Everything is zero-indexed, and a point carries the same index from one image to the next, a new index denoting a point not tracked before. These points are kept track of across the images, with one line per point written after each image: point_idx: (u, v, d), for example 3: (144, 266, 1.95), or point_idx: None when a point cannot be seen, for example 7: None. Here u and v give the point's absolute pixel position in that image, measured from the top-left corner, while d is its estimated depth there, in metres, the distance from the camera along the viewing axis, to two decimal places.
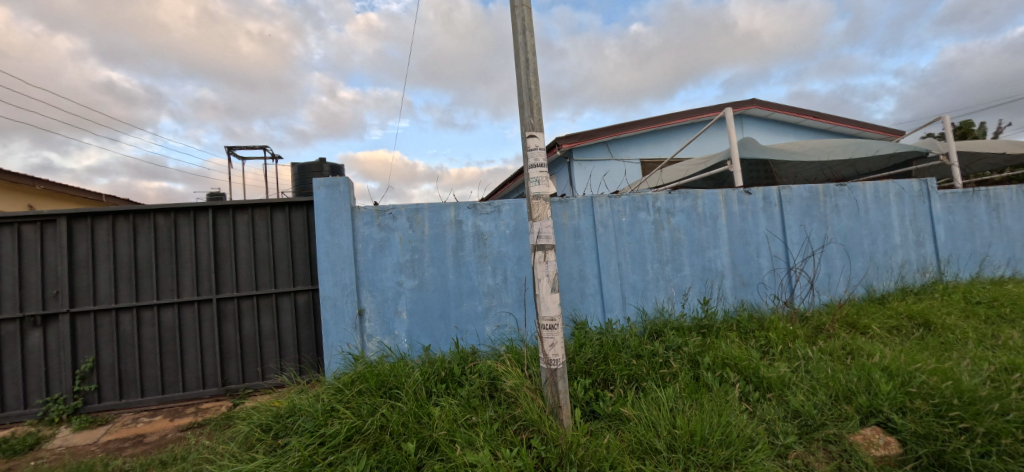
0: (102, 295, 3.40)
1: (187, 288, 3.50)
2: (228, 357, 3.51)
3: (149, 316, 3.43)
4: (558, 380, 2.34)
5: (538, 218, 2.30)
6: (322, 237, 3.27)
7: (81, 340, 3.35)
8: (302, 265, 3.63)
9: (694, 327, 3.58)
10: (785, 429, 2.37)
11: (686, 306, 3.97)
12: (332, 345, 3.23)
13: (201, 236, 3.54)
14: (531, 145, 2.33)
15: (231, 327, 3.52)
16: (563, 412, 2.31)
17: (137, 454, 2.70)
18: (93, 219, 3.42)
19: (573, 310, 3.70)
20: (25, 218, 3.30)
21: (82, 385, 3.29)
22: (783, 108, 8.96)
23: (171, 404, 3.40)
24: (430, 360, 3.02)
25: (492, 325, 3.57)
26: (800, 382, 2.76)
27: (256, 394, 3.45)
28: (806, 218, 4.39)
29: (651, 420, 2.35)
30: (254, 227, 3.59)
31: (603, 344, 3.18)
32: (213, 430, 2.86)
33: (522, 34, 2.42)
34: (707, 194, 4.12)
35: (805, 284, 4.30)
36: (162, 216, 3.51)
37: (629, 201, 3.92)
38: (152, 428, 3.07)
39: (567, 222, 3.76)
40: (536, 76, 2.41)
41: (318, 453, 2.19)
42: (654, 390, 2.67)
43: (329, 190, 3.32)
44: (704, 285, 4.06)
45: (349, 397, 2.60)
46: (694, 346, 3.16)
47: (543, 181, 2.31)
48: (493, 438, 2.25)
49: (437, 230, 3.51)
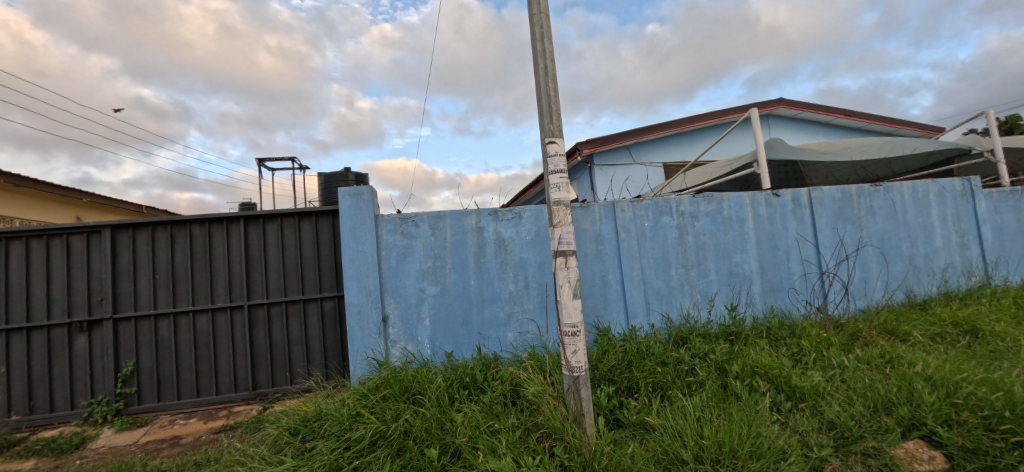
0: (142, 302, 3.57)
1: (221, 295, 3.63)
2: (259, 362, 3.62)
3: (186, 322, 3.58)
4: (581, 386, 2.31)
5: (559, 224, 2.29)
6: (347, 245, 3.34)
7: (123, 345, 3.51)
8: (328, 272, 3.72)
9: (721, 334, 3.49)
10: (821, 441, 2.26)
11: (713, 312, 3.87)
12: (357, 350, 3.28)
13: (234, 245, 3.67)
14: (551, 151, 2.32)
15: (261, 333, 3.63)
16: (586, 420, 2.29)
17: (174, 455, 2.80)
18: (135, 229, 3.61)
19: (596, 316, 3.66)
20: (73, 228, 3.51)
21: (124, 388, 3.46)
22: (813, 107, 8.71)
23: (206, 406, 3.52)
24: (453, 366, 3.03)
25: (514, 332, 3.56)
26: (836, 392, 2.65)
27: (285, 398, 3.54)
28: (838, 220, 4.23)
29: (677, 430, 2.29)
30: (284, 235, 3.71)
31: (627, 351, 3.12)
32: (245, 433, 2.95)
33: (541, 41, 2.42)
34: (733, 197, 4.01)
35: (839, 290, 4.13)
36: (197, 226, 3.66)
37: (651, 205, 3.86)
38: (188, 429, 3.20)
39: (588, 227, 3.73)
40: (555, 82, 2.41)
41: (344, 457, 2.23)
42: (680, 399, 2.61)
43: (353, 199, 3.39)
44: (731, 290, 3.95)
45: (374, 402, 2.63)
46: (722, 354, 3.09)
47: (563, 187, 2.29)
48: (516, 445, 2.24)
49: (458, 237, 3.54)
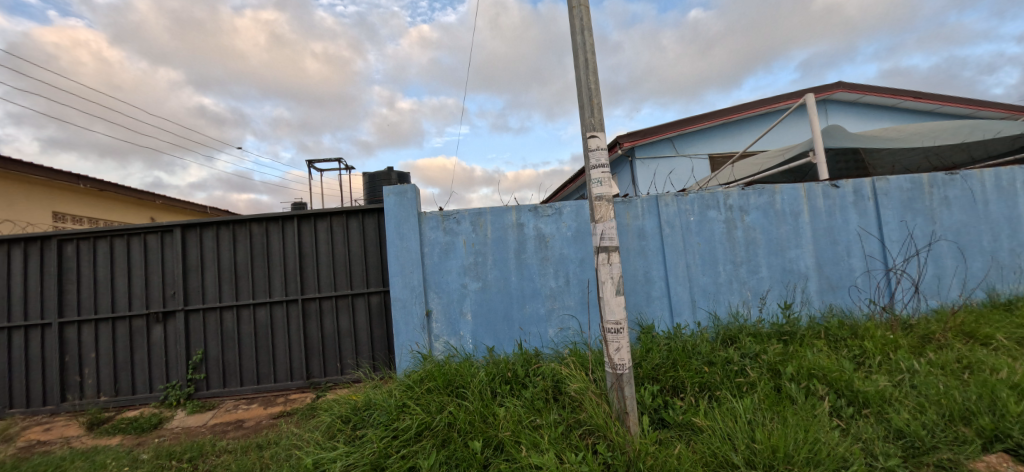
0: (209, 295, 3.86)
1: (277, 289, 3.86)
2: (312, 352, 3.82)
3: (247, 314, 3.84)
4: (625, 385, 2.28)
5: (601, 219, 2.26)
6: (393, 241, 3.46)
7: (193, 334, 3.82)
8: (375, 268, 3.86)
9: (774, 333, 3.31)
10: (888, 451, 2.10)
11: (764, 311, 3.68)
12: (403, 344, 3.39)
13: (288, 243, 3.89)
14: (592, 146, 2.29)
15: (314, 325, 3.83)
16: (630, 419, 2.25)
17: (238, 437, 3.02)
18: (201, 228, 3.91)
19: (639, 313, 3.59)
20: (150, 228, 3.85)
21: (194, 374, 3.76)
22: (876, 90, 8.06)
23: (265, 393, 3.77)
24: (495, 361, 3.07)
25: (555, 328, 3.55)
26: (904, 398, 2.46)
27: (336, 388, 3.73)
28: (907, 213, 3.90)
29: (727, 432, 2.21)
30: (333, 233, 3.88)
31: (671, 349, 3.04)
32: (300, 419, 3.13)
33: (581, 34, 2.39)
34: (786, 189, 3.79)
35: (907, 288, 3.82)
36: (256, 224, 3.91)
37: (697, 199, 3.72)
38: (250, 414, 3.43)
39: (631, 222, 3.65)
40: (596, 75, 2.37)
41: (392, 446, 2.32)
42: (729, 401, 2.51)
43: (398, 197, 3.49)
44: (784, 288, 3.74)
45: (419, 394, 2.71)
46: (775, 354, 2.94)
47: (605, 182, 2.25)
48: (557, 441, 2.24)
49: (499, 233, 3.57)
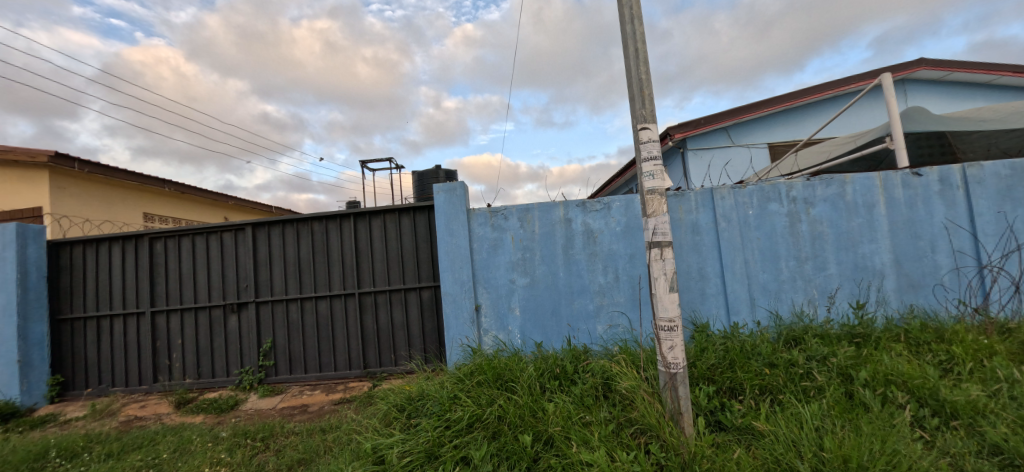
0: (276, 289, 4.16)
1: (336, 283, 4.09)
2: (368, 343, 4.02)
3: (309, 306, 4.10)
4: (678, 384, 2.21)
5: (653, 214, 2.19)
6: (443, 238, 3.55)
7: (263, 324, 4.14)
8: (426, 263, 3.99)
9: (845, 335, 3.07)
10: (982, 468, 1.88)
11: (833, 310, 3.42)
12: (453, 337, 3.49)
13: (346, 239, 4.10)
14: (643, 138, 2.23)
15: (370, 318, 4.02)
16: (684, 420, 2.19)
17: (304, 420, 3.25)
18: (269, 226, 4.21)
19: (693, 311, 3.45)
20: (226, 226, 4.20)
21: (264, 361, 4.07)
22: (966, 66, 7.20)
23: (326, 381, 4.01)
24: (544, 357, 3.08)
25: (604, 325, 3.50)
26: (1003, 410, 2.20)
27: (391, 378, 3.90)
28: (1007, 202, 3.46)
29: (792, 439, 2.08)
30: (387, 230, 4.05)
31: (729, 349, 2.90)
32: (358, 406, 3.31)
33: (630, 23, 2.33)
34: (859, 179, 3.49)
35: (1006, 287, 3.40)
36: (317, 222, 4.16)
37: (756, 191, 3.52)
38: (313, 399, 3.68)
39: (683, 216, 3.51)
40: (647, 65, 2.29)
41: (445, 436, 2.39)
42: (794, 406, 2.36)
43: (447, 195, 3.58)
44: (857, 286, 3.45)
45: (470, 387, 2.77)
46: (846, 357, 2.72)
47: (658, 175, 2.19)
48: (608, 439, 2.21)
49: (547, 229, 3.56)
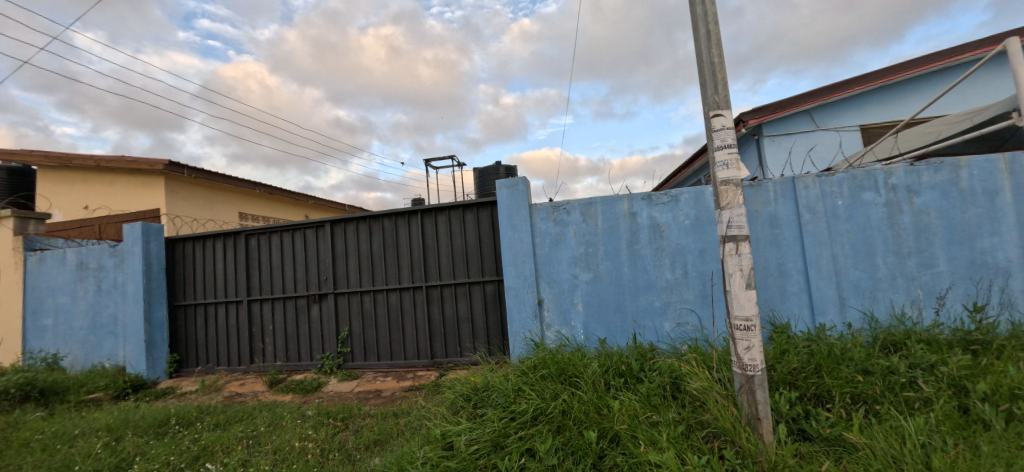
0: (352, 281, 4.47)
1: (405, 277, 4.31)
2: (435, 334, 4.19)
3: (381, 297, 4.37)
4: (756, 388, 2.07)
5: (727, 206, 2.07)
6: (505, 233, 3.61)
7: (341, 313, 4.47)
8: (489, 258, 4.08)
9: (959, 341, 2.70)
10: None
11: (944, 313, 3.01)
12: (516, 331, 3.54)
13: (414, 235, 4.31)
14: (716, 126, 2.10)
15: (436, 310, 4.20)
16: (763, 426, 2.05)
17: (378, 404, 3.48)
18: (345, 223, 4.53)
19: (771, 310, 3.22)
20: (308, 223, 4.59)
21: (343, 348, 4.40)
22: None
23: (397, 368, 4.25)
24: (608, 353, 3.02)
25: (672, 322, 3.37)
26: None
27: (456, 368, 4.04)
28: None
29: (891, 455, 1.87)
30: (451, 225, 4.19)
31: (814, 353, 2.67)
32: (427, 394, 3.48)
33: (701, 4, 2.21)
34: (979, 162, 3.03)
35: None
36: (387, 219, 4.41)
37: (847, 179, 3.18)
38: (386, 385, 3.92)
39: (761, 208, 3.27)
40: (720, 47, 2.16)
41: (510, 427, 2.44)
42: (895, 418, 2.12)
43: (509, 190, 3.63)
44: (975, 285, 3.01)
45: (534, 381, 2.80)
46: (960, 366, 2.38)
47: (732, 164, 2.06)
48: (677, 440, 2.13)
49: (610, 223, 3.49)
